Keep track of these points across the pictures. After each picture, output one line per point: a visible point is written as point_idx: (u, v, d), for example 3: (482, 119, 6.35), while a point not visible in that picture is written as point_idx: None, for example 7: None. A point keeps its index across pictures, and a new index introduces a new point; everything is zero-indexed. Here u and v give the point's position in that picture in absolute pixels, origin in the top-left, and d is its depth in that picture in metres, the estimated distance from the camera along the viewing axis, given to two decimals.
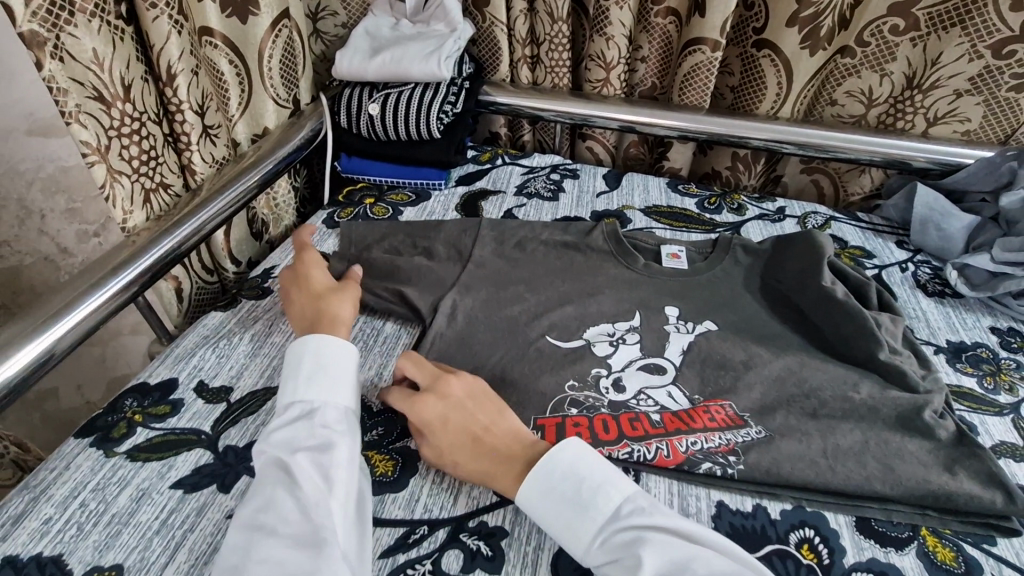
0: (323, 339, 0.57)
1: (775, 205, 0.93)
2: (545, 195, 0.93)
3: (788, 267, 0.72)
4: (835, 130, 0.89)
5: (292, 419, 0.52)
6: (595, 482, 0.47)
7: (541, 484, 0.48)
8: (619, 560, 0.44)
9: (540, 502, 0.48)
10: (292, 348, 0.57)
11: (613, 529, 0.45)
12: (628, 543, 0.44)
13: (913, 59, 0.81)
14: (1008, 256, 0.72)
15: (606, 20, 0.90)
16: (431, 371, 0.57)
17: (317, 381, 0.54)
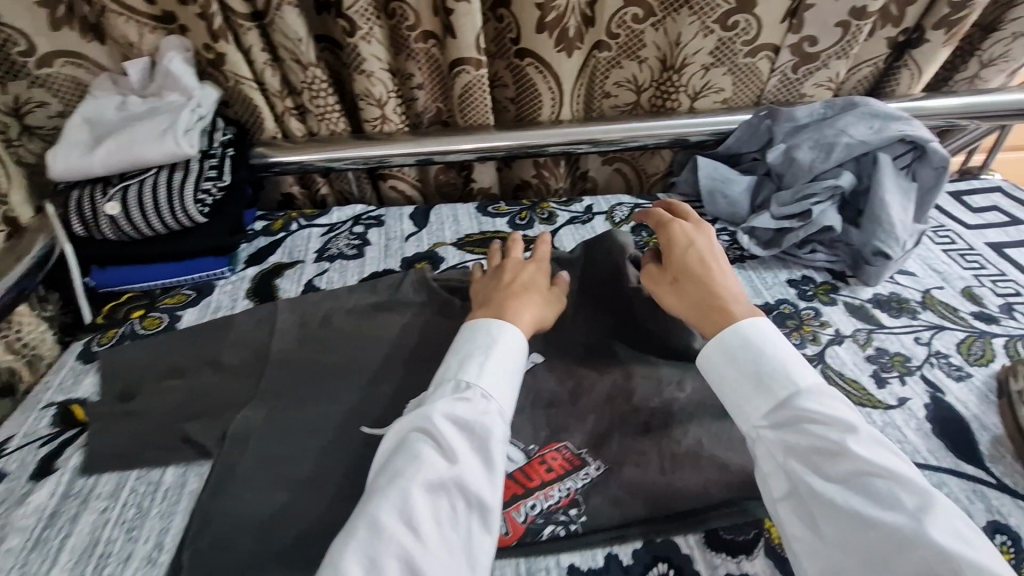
0: (518, 334, 0.57)
1: (583, 205, 0.92)
2: (348, 253, 0.85)
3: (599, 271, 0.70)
4: (618, 120, 0.91)
5: (461, 397, 0.51)
6: (790, 365, 0.50)
7: (732, 345, 0.53)
8: (818, 425, 0.47)
9: (720, 363, 0.53)
10: (483, 324, 0.58)
11: (794, 409, 0.48)
12: (812, 422, 0.47)
13: (659, 43, 0.85)
14: (786, 210, 0.76)
15: (358, 57, 0.83)
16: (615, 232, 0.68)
17: (461, 380, 0.53)
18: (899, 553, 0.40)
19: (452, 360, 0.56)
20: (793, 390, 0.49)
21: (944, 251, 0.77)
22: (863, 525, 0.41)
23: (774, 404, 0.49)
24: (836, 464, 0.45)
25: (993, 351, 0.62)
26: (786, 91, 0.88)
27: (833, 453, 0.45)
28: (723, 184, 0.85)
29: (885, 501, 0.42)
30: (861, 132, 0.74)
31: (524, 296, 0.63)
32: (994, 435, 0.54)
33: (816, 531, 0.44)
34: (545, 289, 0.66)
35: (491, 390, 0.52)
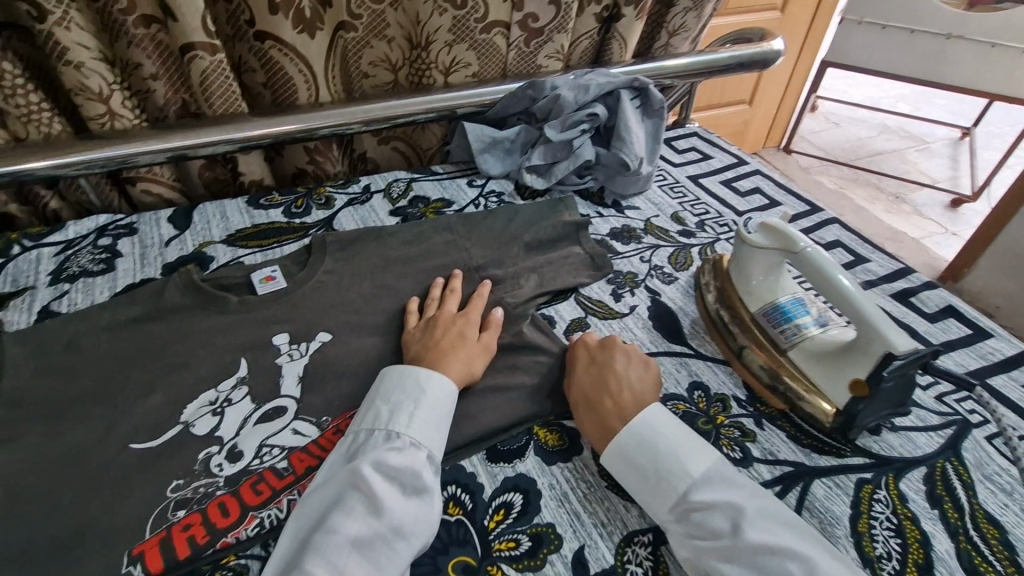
0: (442, 389, 0.56)
1: (360, 186, 0.94)
2: (94, 269, 0.75)
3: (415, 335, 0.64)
4: (382, 98, 0.94)
5: (393, 448, 0.50)
6: (683, 456, 0.50)
7: (622, 433, 0.53)
8: (707, 519, 0.47)
9: (633, 460, 0.52)
10: (409, 369, 0.57)
11: (691, 505, 0.48)
12: (706, 513, 0.47)
13: (402, 22, 0.89)
14: (562, 135, 0.88)
15: (56, 44, 0.73)
16: (451, 322, 0.65)
17: (415, 419, 0.53)
18: None
19: (400, 395, 0.55)
20: (689, 479, 0.49)
21: (659, 187, 0.94)
22: None
23: (680, 500, 0.49)
24: (734, 555, 0.44)
25: (692, 258, 0.80)
26: (524, 64, 0.99)
27: (728, 544, 0.45)
28: (492, 143, 0.96)
29: (773, 574, 0.42)
30: (602, 79, 0.91)
31: (448, 353, 0.60)
32: (693, 320, 0.71)
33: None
34: (477, 340, 0.63)
35: (420, 438, 0.52)
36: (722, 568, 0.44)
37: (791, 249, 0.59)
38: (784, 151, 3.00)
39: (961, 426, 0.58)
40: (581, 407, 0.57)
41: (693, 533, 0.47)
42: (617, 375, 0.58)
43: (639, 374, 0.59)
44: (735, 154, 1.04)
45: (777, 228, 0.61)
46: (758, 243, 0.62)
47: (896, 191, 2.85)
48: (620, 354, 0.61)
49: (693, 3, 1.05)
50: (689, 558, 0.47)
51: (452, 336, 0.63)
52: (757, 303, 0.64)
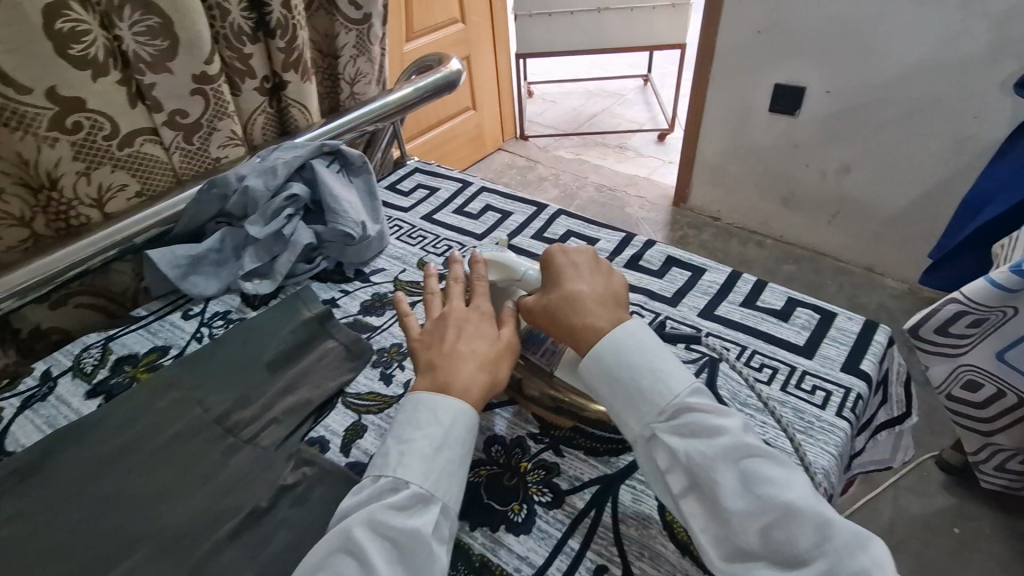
0: (461, 416, 0.49)
1: (35, 376, 0.73)
2: None
3: (466, 319, 0.58)
4: (21, 263, 0.73)
5: (394, 506, 0.45)
6: (664, 368, 0.50)
7: (604, 347, 0.51)
8: (698, 422, 0.47)
9: (599, 373, 0.51)
10: (426, 398, 0.51)
11: (679, 412, 0.48)
12: (701, 416, 0.48)
13: (4, 168, 0.70)
14: (267, 230, 0.79)
15: None
16: (467, 309, 0.58)
17: (433, 463, 0.47)
18: (795, 531, 0.42)
19: (414, 431, 0.49)
20: (680, 390, 0.49)
21: (397, 239, 0.91)
22: (762, 505, 0.43)
23: (664, 407, 0.49)
24: (730, 453, 0.45)
25: None
26: (198, 161, 0.86)
27: (728, 445, 0.46)
28: (194, 262, 0.81)
29: (767, 478, 0.44)
30: (288, 155, 0.83)
31: (459, 361, 0.53)
32: None
33: (721, 523, 0.45)
34: (500, 338, 0.57)
35: (429, 490, 0.46)
36: (719, 471, 0.45)
37: (512, 275, 0.61)
38: (521, 139, 3.24)
39: (710, 365, 0.66)
40: (558, 330, 0.55)
41: (681, 435, 0.48)
42: (572, 294, 0.55)
43: (589, 271, 0.57)
44: (458, 177, 1.06)
45: (497, 259, 0.62)
46: (485, 278, 0.62)
47: (618, 141, 3.30)
48: (562, 266, 0.57)
49: (357, 49, 1.04)
50: (671, 462, 0.48)
51: (444, 356, 0.54)
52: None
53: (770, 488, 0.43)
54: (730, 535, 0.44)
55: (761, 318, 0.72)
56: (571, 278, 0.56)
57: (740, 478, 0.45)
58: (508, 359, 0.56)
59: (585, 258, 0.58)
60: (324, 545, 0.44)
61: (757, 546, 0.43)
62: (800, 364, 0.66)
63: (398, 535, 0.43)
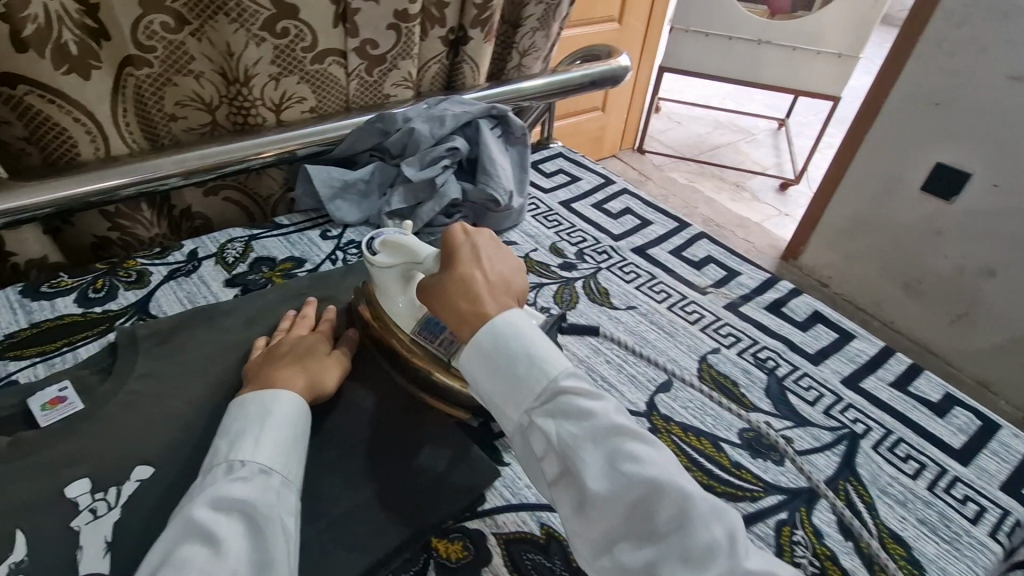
0: (292, 404, 0.49)
1: (183, 252, 0.77)
2: None
3: (303, 343, 0.58)
4: (199, 146, 0.78)
5: (235, 479, 0.43)
6: (541, 347, 0.47)
7: (485, 336, 0.47)
8: (570, 404, 0.44)
9: (490, 354, 0.47)
10: (251, 396, 0.50)
11: (551, 396, 0.45)
12: (573, 396, 0.44)
13: (209, 54, 0.74)
14: (421, 175, 0.80)
15: None
16: (302, 340, 0.59)
17: (269, 445, 0.46)
18: (655, 509, 0.39)
19: (243, 422, 0.47)
20: (554, 370, 0.46)
21: (533, 217, 0.89)
22: (627, 486, 0.40)
23: (540, 390, 0.45)
24: (599, 436, 0.42)
25: (577, 294, 0.76)
26: (370, 94, 0.88)
27: (598, 426, 0.42)
28: (344, 187, 0.84)
29: (636, 455, 0.41)
30: (458, 109, 0.84)
31: (288, 372, 0.53)
32: (589, 368, 0.65)
33: (588, 509, 0.41)
34: (329, 356, 0.58)
35: (270, 462, 0.45)
36: (586, 453, 0.41)
37: (415, 261, 0.59)
38: (637, 152, 3.16)
39: (850, 440, 0.60)
40: (447, 314, 0.51)
41: (557, 417, 0.44)
42: (467, 271, 0.52)
43: (490, 255, 0.55)
44: (602, 173, 1.03)
45: (394, 240, 0.60)
46: (385, 261, 0.60)
47: (736, 180, 3.16)
48: (466, 242, 0.54)
49: (540, 22, 1.03)
50: (546, 448, 0.44)
51: (270, 370, 0.54)
52: (408, 325, 0.61)
53: (634, 466, 0.40)
54: (597, 519, 0.40)
55: (914, 406, 0.65)
56: (469, 253, 0.53)
57: (606, 460, 0.41)
58: (342, 373, 0.59)
59: (488, 243, 0.56)
60: (165, 538, 0.40)
61: (624, 528, 0.40)
62: (953, 468, 0.58)
63: (243, 503, 0.41)
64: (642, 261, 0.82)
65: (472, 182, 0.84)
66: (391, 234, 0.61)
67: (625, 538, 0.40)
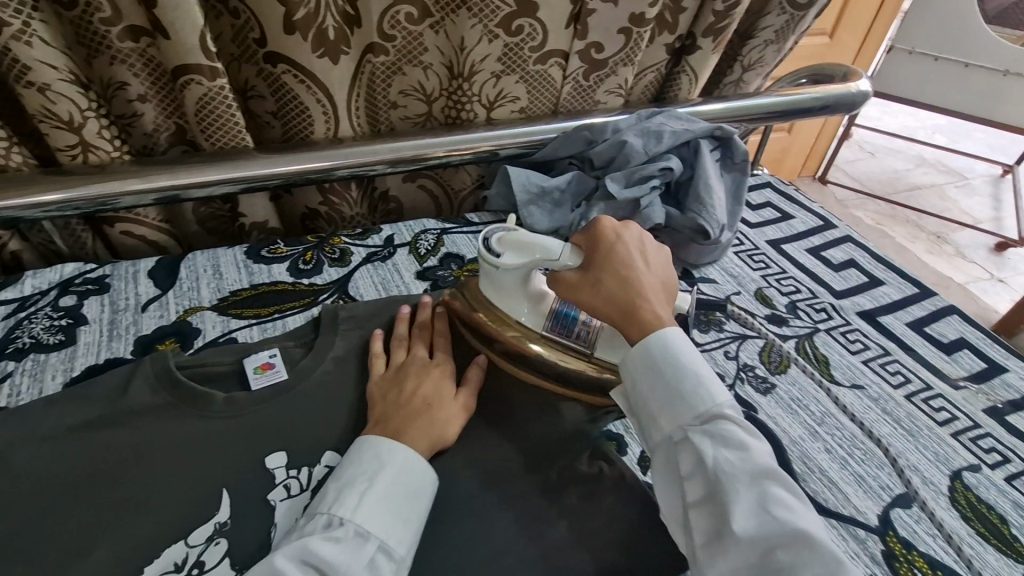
0: (407, 462, 0.48)
1: (381, 237, 0.79)
2: (50, 341, 0.61)
3: (423, 381, 0.55)
4: (412, 136, 0.79)
5: (331, 537, 0.43)
6: (706, 375, 0.48)
7: (659, 345, 0.48)
8: (731, 435, 0.44)
9: (651, 367, 0.48)
10: (370, 441, 0.49)
11: (710, 421, 0.46)
12: (733, 428, 0.45)
13: (442, 47, 0.74)
14: (628, 192, 0.73)
15: (16, 63, 0.58)
16: (420, 375, 0.55)
17: (372, 505, 0.45)
18: (800, 562, 0.40)
19: (355, 470, 0.47)
20: (718, 400, 0.46)
21: (736, 255, 0.79)
22: (783, 531, 0.41)
23: (698, 412, 0.46)
24: (755, 475, 0.43)
25: (789, 356, 0.65)
26: (581, 99, 0.84)
27: (755, 464, 0.43)
28: (540, 194, 0.80)
29: (789, 507, 0.42)
30: (678, 125, 0.76)
31: (412, 429, 0.51)
32: (803, 453, 0.56)
33: (721, 540, 0.42)
34: (456, 398, 0.55)
35: (368, 527, 0.44)
36: (737, 483, 0.42)
37: (547, 257, 0.54)
38: (819, 181, 2.82)
39: None
40: (608, 312, 0.51)
41: (712, 441, 0.45)
42: (632, 273, 0.52)
43: (647, 254, 0.54)
44: (820, 214, 0.89)
45: (520, 237, 0.56)
46: (514, 262, 0.55)
47: (937, 229, 2.69)
48: (620, 238, 0.54)
49: (776, 35, 0.90)
50: (694, 468, 0.45)
51: (401, 417, 0.52)
52: (538, 320, 0.57)
53: (789, 515, 0.41)
54: (732, 553, 0.41)
55: None
56: (627, 250, 0.53)
57: (754, 499, 0.42)
58: (465, 419, 0.55)
59: (632, 241, 0.54)
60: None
61: (754, 568, 0.41)
62: None
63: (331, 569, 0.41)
64: (870, 330, 0.70)
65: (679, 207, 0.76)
66: (508, 231, 0.57)
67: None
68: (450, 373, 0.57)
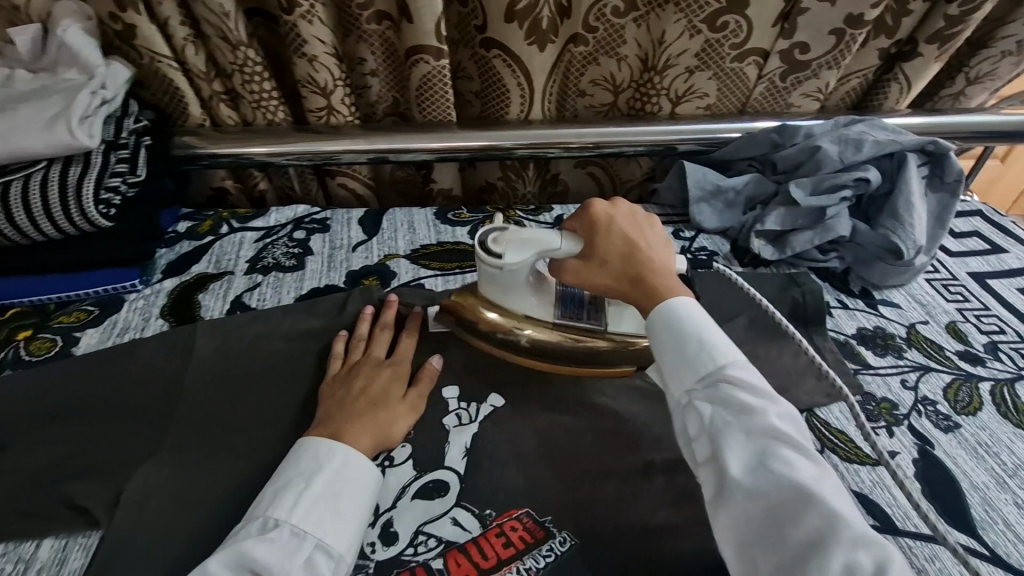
0: (346, 464, 0.46)
1: (552, 216, 0.85)
2: (286, 264, 0.75)
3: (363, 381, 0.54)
4: (595, 124, 0.83)
5: (265, 539, 0.41)
6: (716, 339, 0.48)
7: (665, 314, 0.49)
8: (730, 397, 0.44)
9: (661, 335, 0.49)
10: (308, 443, 0.48)
11: (713, 382, 0.46)
12: (735, 389, 0.45)
13: (641, 40, 0.77)
14: (813, 199, 0.71)
15: (298, 36, 0.71)
16: (352, 385, 0.54)
17: (314, 502, 0.43)
18: (799, 516, 0.38)
19: (291, 472, 0.46)
20: (722, 361, 0.46)
21: (928, 282, 0.73)
22: (778, 484, 0.40)
23: (703, 375, 0.46)
24: (754, 431, 0.43)
25: (980, 398, 0.59)
26: (773, 101, 0.83)
27: (753, 422, 0.43)
28: (714, 192, 0.80)
29: (787, 462, 0.40)
30: (883, 135, 0.72)
31: (362, 419, 0.50)
32: (985, 499, 0.51)
33: (725, 496, 0.42)
34: (403, 398, 0.54)
35: (305, 527, 0.42)
36: (733, 439, 0.43)
37: (550, 249, 0.53)
38: None
39: None
40: (619, 287, 0.54)
41: (713, 403, 0.45)
42: (633, 249, 0.53)
43: (644, 230, 0.56)
44: None
45: (516, 234, 0.53)
46: (518, 261, 0.53)
47: None
48: (613, 220, 0.54)
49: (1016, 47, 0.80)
50: (699, 431, 0.45)
51: (362, 406, 0.52)
52: (549, 311, 0.58)
53: (784, 467, 0.40)
54: (732, 506, 0.41)
55: None
56: (622, 229, 0.54)
57: (756, 456, 0.42)
58: (413, 418, 0.54)
59: (629, 215, 0.56)
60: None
61: (757, 525, 0.40)
62: None
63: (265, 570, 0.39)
64: None
65: (867, 222, 0.72)
66: (506, 230, 0.54)
67: (756, 537, 0.39)
68: (401, 376, 0.56)
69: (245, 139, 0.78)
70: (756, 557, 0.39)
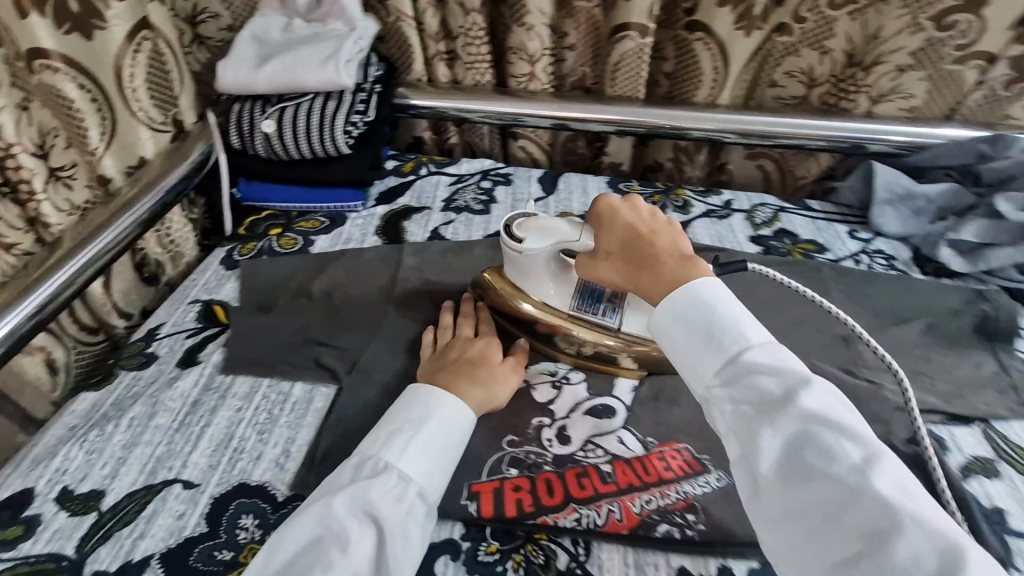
0: (452, 418, 0.48)
1: (722, 199, 0.86)
2: (476, 208, 0.85)
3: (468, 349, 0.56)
4: (783, 114, 0.83)
5: (378, 481, 0.43)
6: (738, 321, 0.41)
7: (674, 302, 0.43)
8: (749, 388, 0.38)
9: (672, 329, 0.43)
10: (417, 393, 0.50)
11: (733, 373, 0.39)
12: (761, 376, 0.38)
13: (853, 34, 0.76)
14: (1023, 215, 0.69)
15: (523, 7, 0.80)
16: (447, 359, 0.56)
17: (416, 448, 0.46)
18: (844, 516, 0.32)
19: (389, 420, 0.48)
20: (743, 348, 0.40)
21: None
22: (825, 476, 0.33)
23: (722, 365, 0.40)
24: (779, 420, 0.36)
25: None
26: (987, 110, 0.80)
27: (782, 411, 0.36)
28: (903, 197, 0.78)
29: (821, 455, 0.34)
30: None
31: (466, 382, 0.53)
32: None
33: (758, 500, 0.36)
34: (498, 367, 0.56)
35: (414, 474, 0.44)
36: (761, 433, 0.36)
37: (566, 241, 0.54)
38: None
39: None
40: (629, 284, 0.49)
41: (732, 397, 0.39)
42: (638, 247, 0.48)
43: (647, 219, 0.50)
44: None
45: (541, 222, 0.56)
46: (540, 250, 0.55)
47: None
48: (621, 213, 0.51)
49: None
50: (728, 428, 0.39)
51: (466, 373, 0.54)
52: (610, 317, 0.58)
53: (820, 460, 0.34)
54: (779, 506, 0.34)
55: None
56: (630, 220, 0.50)
57: (789, 446, 0.35)
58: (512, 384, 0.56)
59: (627, 208, 0.51)
60: (312, 512, 0.41)
61: (815, 530, 0.33)
62: None
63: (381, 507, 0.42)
64: None
65: None
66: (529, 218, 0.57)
67: (810, 546, 0.33)
68: (495, 346, 0.58)
69: (451, 95, 0.88)
70: (810, 563, 0.33)
